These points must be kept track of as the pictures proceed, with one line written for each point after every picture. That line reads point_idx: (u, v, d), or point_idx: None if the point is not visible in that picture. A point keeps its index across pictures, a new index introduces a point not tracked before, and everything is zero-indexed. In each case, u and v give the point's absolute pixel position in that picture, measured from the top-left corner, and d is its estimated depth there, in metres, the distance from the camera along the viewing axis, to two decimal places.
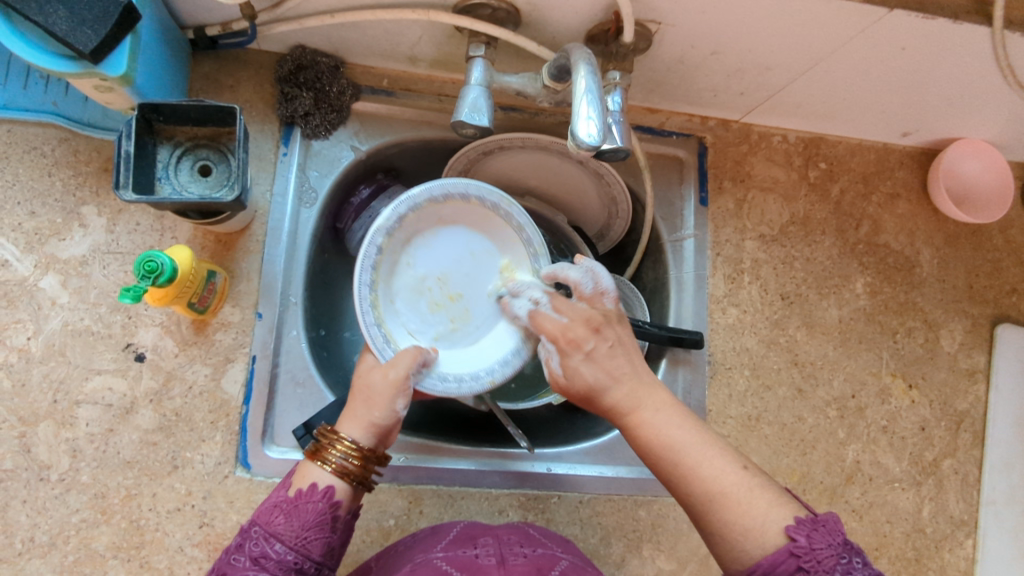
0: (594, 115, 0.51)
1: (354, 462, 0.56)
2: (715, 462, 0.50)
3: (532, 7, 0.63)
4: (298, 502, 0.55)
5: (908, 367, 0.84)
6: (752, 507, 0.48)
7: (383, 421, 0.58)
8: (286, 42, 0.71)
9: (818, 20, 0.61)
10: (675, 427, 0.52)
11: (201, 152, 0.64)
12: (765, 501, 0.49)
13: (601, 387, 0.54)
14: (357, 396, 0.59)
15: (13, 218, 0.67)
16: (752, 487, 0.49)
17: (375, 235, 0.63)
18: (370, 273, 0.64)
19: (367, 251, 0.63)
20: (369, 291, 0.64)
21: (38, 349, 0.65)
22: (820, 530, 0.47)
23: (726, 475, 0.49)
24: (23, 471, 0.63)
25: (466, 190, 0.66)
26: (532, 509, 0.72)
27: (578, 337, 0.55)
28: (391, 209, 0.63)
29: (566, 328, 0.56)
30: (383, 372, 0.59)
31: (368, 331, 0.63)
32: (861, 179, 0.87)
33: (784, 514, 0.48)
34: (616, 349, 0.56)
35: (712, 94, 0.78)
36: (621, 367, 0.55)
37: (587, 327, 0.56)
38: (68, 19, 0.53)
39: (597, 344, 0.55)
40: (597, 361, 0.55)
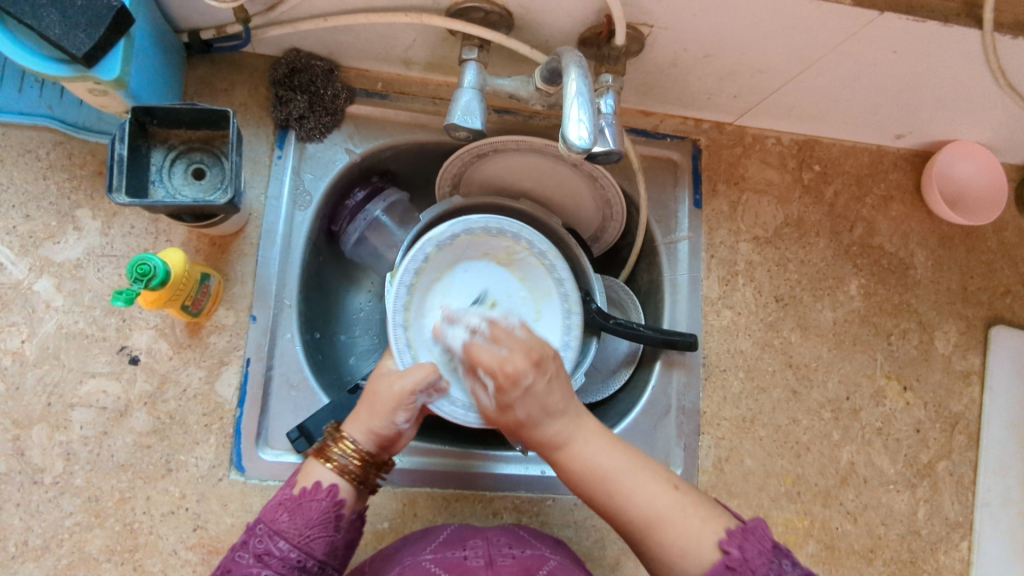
0: (585, 118, 0.52)
1: (354, 462, 0.58)
2: (647, 486, 0.53)
3: (524, 11, 0.63)
4: (302, 501, 0.57)
5: (903, 368, 0.84)
6: (685, 525, 0.52)
7: (383, 430, 0.59)
8: (280, 45, 0.71)
9: (809, 23, 0.62)
10: (606, 455, 0.55)
11: (195, 155, 0.64)
12: (697, 519, 0.52)
13: (534, 423, 0.56)
14: (363, 401, 0.60)
15: (8, 221, 0.67)
16: (685, 506, 0.53)
17: (426, 243, 0.68)
18: (412, 277, 0.68)
19: (416, 253, 0.68)
20: (406, 293, 0.68)
21: (33, 352, 0.65)
22: (750, 539, 0.51)
23: (658, 498, 0.53)
24: (17, 475, 0.63)
25: (517, 232, 0.72)
26: (526, 511, 0.72)
27: (517, 371, 0.55)
28: (448, 223, 0.68)
29: (506, 361, 0.55)
30: (391, 380, 0.59)
31: (393, 329, 0.66)
32: (855, 181, 0.87)
33: (716, 528, 0.52)
34: (552, 385, 0.56)
35: (706, 96, 0.78)
36: (554, 399, 0.56)
37: (526, 360, 0.55)
38: (61, 23, 0.53)
39: (536, 380, 0.55)
40: (534, 398, 0.55)
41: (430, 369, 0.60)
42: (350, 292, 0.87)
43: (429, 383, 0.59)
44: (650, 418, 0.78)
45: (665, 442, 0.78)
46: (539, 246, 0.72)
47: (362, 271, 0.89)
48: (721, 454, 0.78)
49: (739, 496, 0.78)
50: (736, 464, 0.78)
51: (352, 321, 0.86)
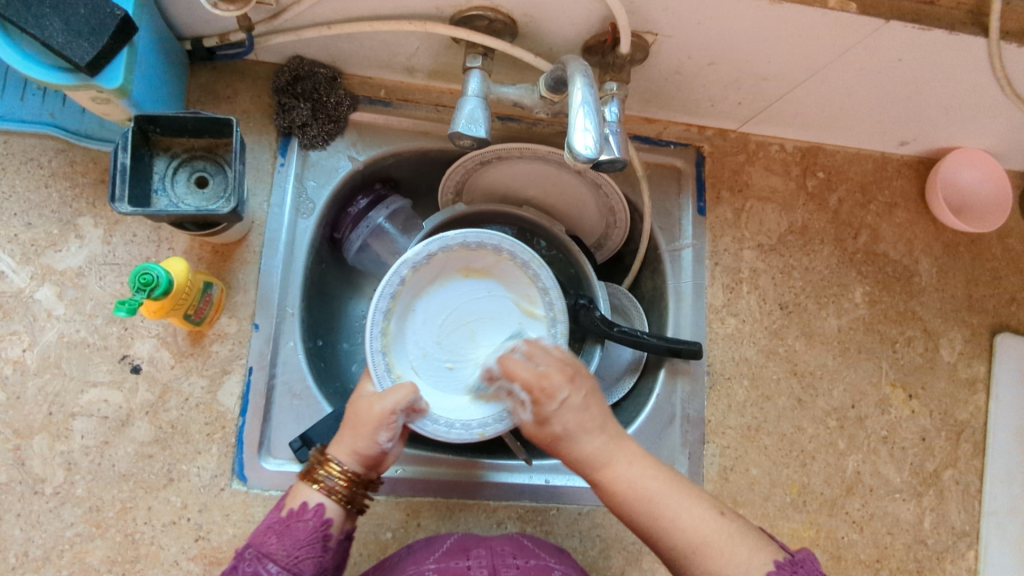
0: (591, 127, 0.51)
1: (340, 483, 0.58)
2: (691, 511, 0.52)
3: (529, 18, 0.63)
4: (290, 522, 0.56)
5: (908, 377, 0.84)
6: (733, 554, 0.50)
7: (367, 450, 0.58)
8: (283, 53, 0.71)
9: (815, 31, 0.61)
10: (648, 479, 0.54)
11: (198, 163, 0.64)
12: (747, 546, 0.51)
13: (571, 437, 0.56)
14: (346, 422, 0.60)
15: (10, 229, 0.66)
16: (732, 533, 0.51)
17: (401, 267, 0.65)
18: (389, 301, 0.66)
19: (391, 279, 0.65)
20: (384, 318, 0.66)
21: (34, 361, 0.65)
22: (799, 572, 0.49)
23: (703, 522, 0.52)
24: (18, 485, 0.63)
25: (498, 244, 0.68)
26: (531, 521, 0.71)
27: (553, 386, 0.57)
28: (422, 244, 0.65)
29: (541, 376, 0.57)
30: (372, 402, 0.59)
31: (371, 355, 0.65)
32: (859, 188, 0.87)
33: (764, 560, 0.50)
34: (589, 400, 0.57)
35: (710, 104, 0.78)
36: (592, 416, 0.57)
37: (561, 376, 0.57)
38: (64, 32, 0.53)
39: (572, 394, 0.56)
40: (571, 410, 0.56)
41: (410, 389, 0.60)
42: (352, 299, 0.87)
43: (408, 402, 0.59)
44: (655, 426, 0.78)
45: (669, 450, 0.78)
46: (522, 255, 0.69)
47: (365, 278, 0.89)
48: (726, 463, 0.78)
49: (744, 505, 0.77)
50: (742, 473, 0.78)
51: (354, 329, 0.86)
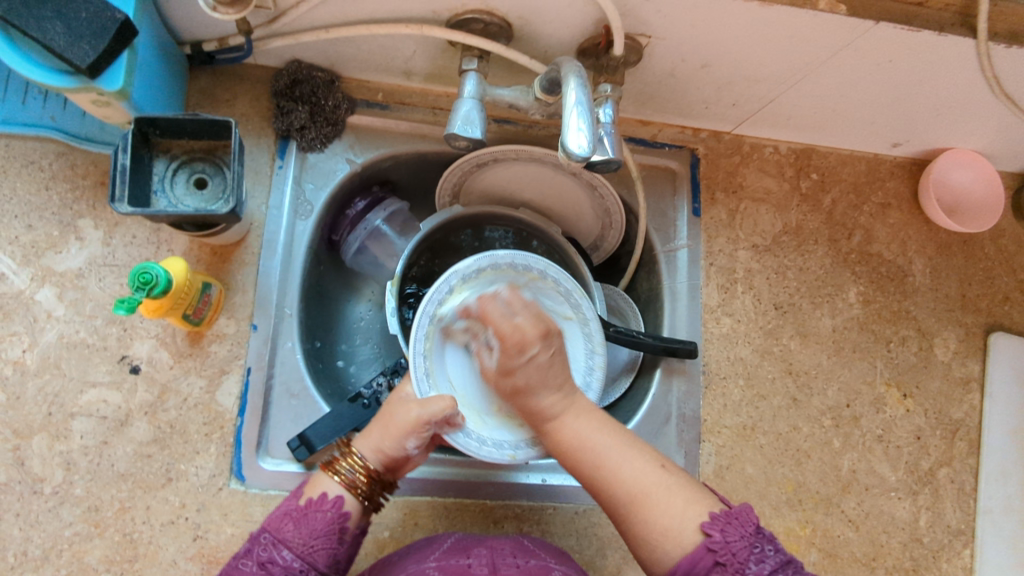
0: (584, 127, 0.52)
1: (361, 478, 0.58)
2: (633, 464, 0.55)
3: (524, 22, 0.64)
4: (308, 511, 0.56)
5: (903, 376, 0.85)
6: (672, 505, 0.53)
7: (392, 450, 0.59)
8: (282, 57, 0.72)
9: (806, 32, 0.62)
10: (593, 432, 0.58)
11: (197, 165, 0.65)
12: (682, 500, 0.53)
13: (527, 393, 0.58)
14: (376, 420, 0.61)
15: (10, 231, 0.67)
16: (671, 486, 0.54)
17: (452, 276, 0.65)
18: (436, 307, 0.65)
19: (440, 286, 0.65)
20: (429, 323, 0.65)
21: (33, 361, 0.65)
22: (732, 524, 0.52)
23: (644, 475, 0.55)
24: (17, 485, 0.63)
25: (545, 269, 0.69)
26: (527, 520, 0.72)
27: (525, 340, 0.56)
28: (473, 257, 0.66)
29: (515, 329, 0.56)
30: (409, 404, 0.60)
31: (414, 357, 0.63)
32: (852, 189, 0.88)
33: (700, 510, 0.53)
34: (555, 359, 0.58)
35: (704, 106, 0.79)
36: (553, 371, 0.58)
37: (537, 331, 0.56)
38: (65, 35, 0.54)
39: (540, 352, 0.56)
40: (537, 367, 0.56)
41: (451, 403, 0.60)
42: (350, 301, 0.87)
43: (445, 417, 0.59)
44: (651, 425, 0.78)
45: (666, 449, 0.78)
46: (565, 284, 0.70)
47: (363, 281, 0.89)
48: (722, 462, 0.78)
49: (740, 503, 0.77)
50: (737, 472, 0.78)
51: (352, 331, 0.86)
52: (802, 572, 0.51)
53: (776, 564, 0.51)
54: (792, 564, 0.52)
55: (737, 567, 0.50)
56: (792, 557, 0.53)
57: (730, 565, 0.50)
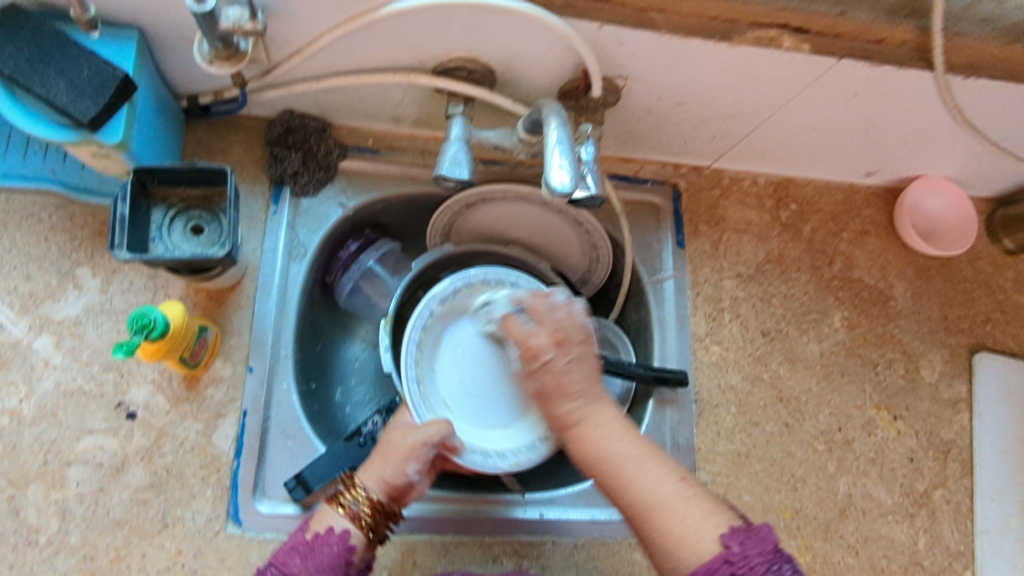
0: (565, 164, 0.55)
1: (365, 510, 0.59)
2: (651, 474, 0.54)
3: (506, 68, 0.68)
4: (315, 545, 0.57)
5: (892, 399, 0.86)
6: (687, 514, 0.51)
7: (394, 479, 0.60)
8: (275, 107, 0.75)
9: (774, 70, 0.66)
10: (615, 440, 0.56)
11: (193, 212, 0.67)
12: (697, 512, 0.51)
13: (550, 397, 0.58)
14: (376, 451, 0.63)
15: (9, 281, 0.68)
16: (687, 497, 0.52)
17: (430, 301, 0.72)
18: (421, 333, 0.72)
19: (422, 311, 0.72)
20: (416, 348, 0.72)
21: (30, 410, 0.66)
22: (753, 538, 0.49)
23: (662, 485, 0.53)
24: (11, 535, 0.63)
25: (515, 280, 0.76)
26: (526, 555, 0.71)
27: (539, 349, 0.58)
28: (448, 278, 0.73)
29: (532, 336, 0.59)
30: (406, 432, 0.63)
31: (408, 384, 0.70)
32: (831, 218, 0.91)
33: (718, 523, 0.51)
34: (572, 366, 0.58)
35: (683, 142, 0.82)
36: (576, 378, 0.58)
37: (550, 339, 0.59)
38: (68, 92, 0.56)
39: (555, 359, 0.58)
40: (553, 372, 0.58)
41: (443, 425, 0.64)
42: (345, 342, 0.88)
43: (441, 438, 0.63)
44: None
45: None
46: (537, 291, 0.77)
47: (357, 322, 0.90)
48: (718, 490, 0.78)
49: None
50: (734, 500, 0.78)
51: (348, 371, 0.87)
52: None
53: None
54: None
55: None
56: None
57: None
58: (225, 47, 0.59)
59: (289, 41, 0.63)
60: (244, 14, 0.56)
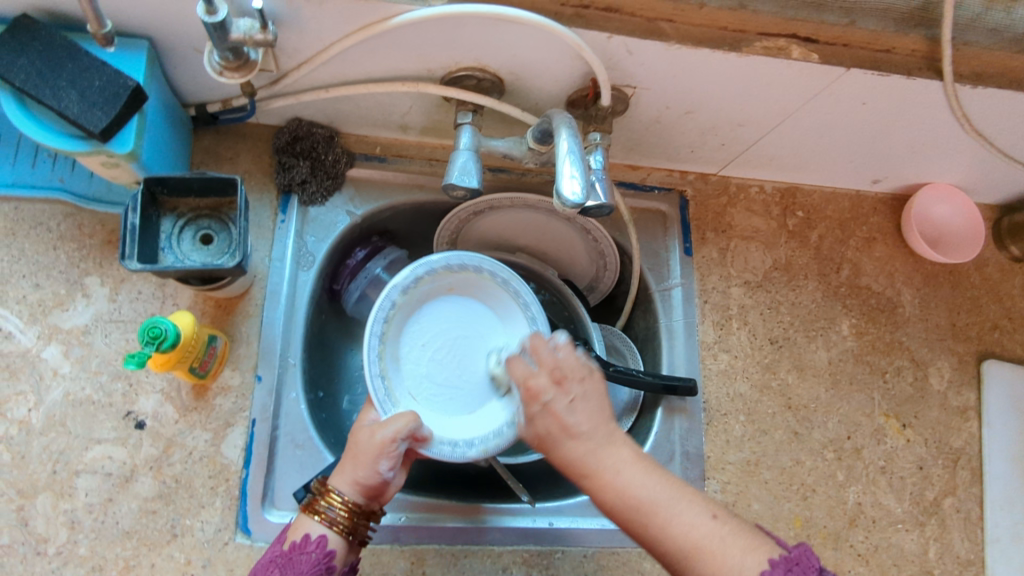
0: (577, 174, 0.55)
1: (342, 514, 0.58)
2: (683, 516, 0.49)
3: (515, 77, 0.68)
4: (293, 555, 0.56)
5: (901, 407, 0.85)
6: (727, 556, 0.47)
7: (367, 479, 0.59)
8: (283, 116, 0.75)
9: (782, 79, 0.66)
10: (640, 482, 0.51)
11: (203, 222, 0.67)
12: (739, 553, 0.47)
13: (556, 441, 0.54)
14: (345, 453, 0.61)
15: (19, 291, 0.68)
16: (724, 536, 0.48)
17: (390, 292, 0.68)
18: (382, 325, 0.68)
19: (382, 303, 0.68)
20: (378, 342, 0.68)
21: (39, 420, 0.66)
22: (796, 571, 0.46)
23: (697, 526, 0.49)
24: (20, 546, 0.63)
25: (478, 264, 0.72)
26: (536, 565, 0.71)
27: (540, 389, 0.55)
28: (409, 268, 0.68)
29: (531, 376, 0.56)
30: (371, 429, 0.60)
31: (372, 381, 0.67)
32: (838, 225, 0.91)
33: (760, 560, 0.47)
34: (576, 405, 0.55)
35: (690, 150, 0.82)
36: (585, 417, 0.54)
37: (549, 377, 0.56)
38: (80, 102, 0.56)
39: (556, 397, 0.55)
40: (553, 415, 0.54)
41: (410, 418, 0.62)
42: (352, 349, 0.88)
43: (409, 430, 0.61)
44: None
45: None
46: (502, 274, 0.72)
47: (363, 329, 0.90)
48: (727, 499, 0.78)
49: None
50: (743, 509, 0.78)
51: (354, 379, 0.87)
52: None
53: None
54: None
55: None
56: None
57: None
58: (237, 58, 0.59)
59: (298, 51, 0.63)
60: (254, 25, 0.55)
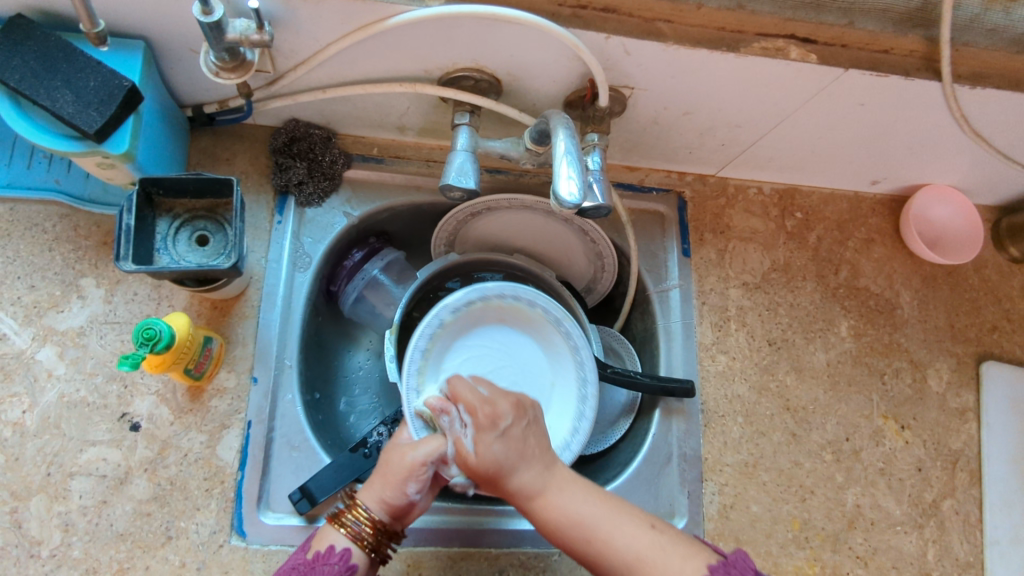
0: (574, 175, 0.54)
1: (367, 530, 0.58)
2: (625, 529, 0.52)
3: (512, 78, 0.67)
4: (315, 565, 0.57)
5: (900, 408, 0.85)
6: (668, 561, 0.51)
7: (394, 499, 0.59)
8: (280, 116, 0.75)
9: (780, 80, 0.65)
10: (582, 503, 0.54)
11: (199, 223, 0.66)
12: (677, 557, 0.51)
13: (508, 471, 0.55)
14: (378, 469, 0.61)
15: (13, 292, 0.68)
16: (665, 545, 0.52)
17: (440, 310, 0.70)
18: (427, 341, 0.70)
19: (431, 319, 0.70)
20: (420, 358, 0.69)
21: (34, 422, 0.65)
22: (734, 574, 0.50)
23: (635, 539, 0.52)
24: (13, 549, 0.62)
25: (532, 299, 0.74)
26: (533, 568, 0.70)
27: (497, 414, 0.56)
28: (462, 290, 0.71)
29: (487, 403, 0.57)
30: (405, 452, 0.59)
31: (407, 394, 0.67)
32: (836, 226, 0.91)
33: (698, 567, 0.51)
34: (529, 433, 0.57)
35: (688, 151, 0.82)
36: (530, 448, 0.56)
37: (508, 405, 0.57)
38: (74, 103, 0.56)
39: (514, 425, 0.56)
40: (512, 441, 0.55)
41: (441, 442, 0.59)
42: (350, 351, 0.88)
43: (439, 457, 0.58)
44: (652, 467, 0.78)
45: (669, 490, 0.78)
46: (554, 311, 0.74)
47: (360, 330, 0.90)
48: (725, 501, 0.78)
49: (746, 544, 0.76)
50: (742, 511, 0.78)
51: (351, 381, 0.87)
52: None
53: None
54: None
55: None
56: None
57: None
58: (232, 58, 0.58)
59: (294, 52, 0.63)
60: (250, 25, 0.55)
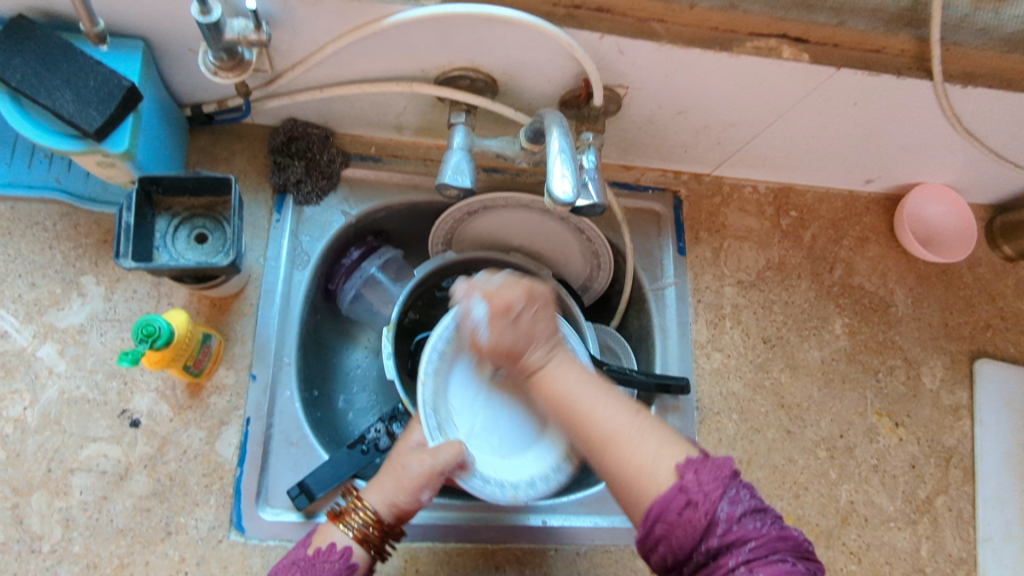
0: (568, 173, 0.55)
1: (372, 529, 0.60)
2: (607, 406, 0.56)
3: (507, 77, 0.68)
4: (316, 561, 0.58)
5: (893, 406, 0.86)
6: (643, 445, 0.53)
7: (405, 502, 0.60)
8: (278, 116, 0.76)
9: (773, 79, 0.66)
10: (580, 383, 0.58)
11: (197, 221, 0.67)
12: (654, 443, 0.53)
13: (518, 353, 0.60)
14: (389, 470, 0.62)
15: (14, 290, 0.69)
16: (642, 427, 0.54)
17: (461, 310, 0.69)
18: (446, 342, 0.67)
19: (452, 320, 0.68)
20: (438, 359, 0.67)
21: (34, 419, 0.66)
22: (707, 468, 0.51)
23: (613, 418, 0.55)
24: (14, 544, 0.63)
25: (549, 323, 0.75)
26: (529, 563, 0.71)
27: (510, 303, 0.60)
28: None
29: (497, 296, 0.61)
30: (427, 457, 0.60)
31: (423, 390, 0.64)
32: (830, 225, 0.91)
33: (674, 454, 0.52)
34: (538, 319, 0.61)
35: (683, 150, 0.83)
36: (542, 333, 0.61)
37: (518, 295, 0.61)
38: (75, 102, 0.57)
39: (527, 310, 0.61)
40: (523, 326, 0.60)
41: (460, 448, 0.61)
42: (347, 349, 0.89)
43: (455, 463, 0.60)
44: None
45: None
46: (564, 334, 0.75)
47: (358, 328, 0.91)
48: None
49: None
50: None
51: (349, 379, 0.88)
52: (779, 521, 0.50)
53: (751, 508, 0.50)
54: (766, 512, 0.50)
55: (708, 509, 0.49)
56: (767, 506, 0.51)
57: (703, 505, 0.49)
58: (230, 58, 0.59)
59: (292, 52, 0.64)
60: (248, 24, 0.56)
